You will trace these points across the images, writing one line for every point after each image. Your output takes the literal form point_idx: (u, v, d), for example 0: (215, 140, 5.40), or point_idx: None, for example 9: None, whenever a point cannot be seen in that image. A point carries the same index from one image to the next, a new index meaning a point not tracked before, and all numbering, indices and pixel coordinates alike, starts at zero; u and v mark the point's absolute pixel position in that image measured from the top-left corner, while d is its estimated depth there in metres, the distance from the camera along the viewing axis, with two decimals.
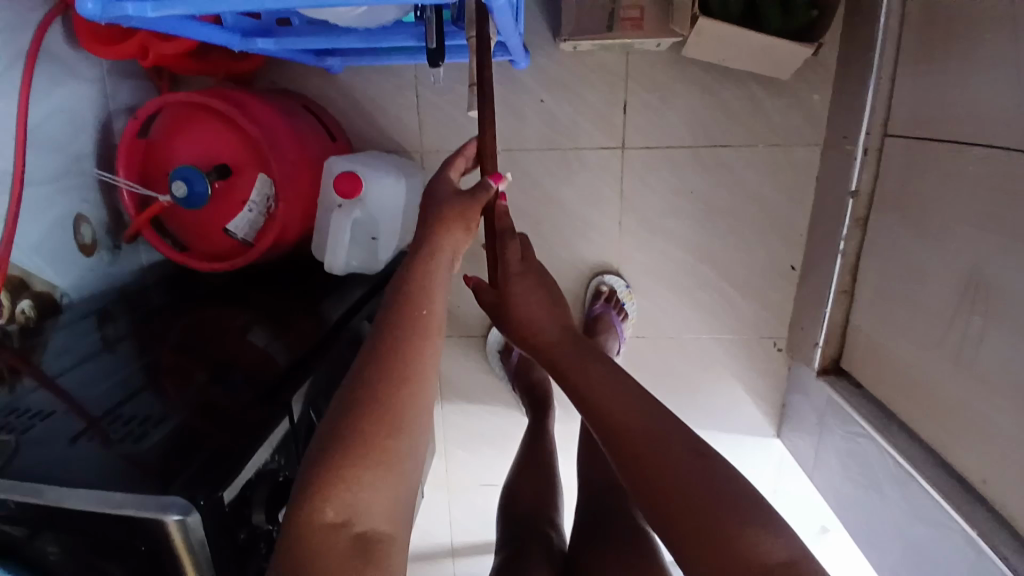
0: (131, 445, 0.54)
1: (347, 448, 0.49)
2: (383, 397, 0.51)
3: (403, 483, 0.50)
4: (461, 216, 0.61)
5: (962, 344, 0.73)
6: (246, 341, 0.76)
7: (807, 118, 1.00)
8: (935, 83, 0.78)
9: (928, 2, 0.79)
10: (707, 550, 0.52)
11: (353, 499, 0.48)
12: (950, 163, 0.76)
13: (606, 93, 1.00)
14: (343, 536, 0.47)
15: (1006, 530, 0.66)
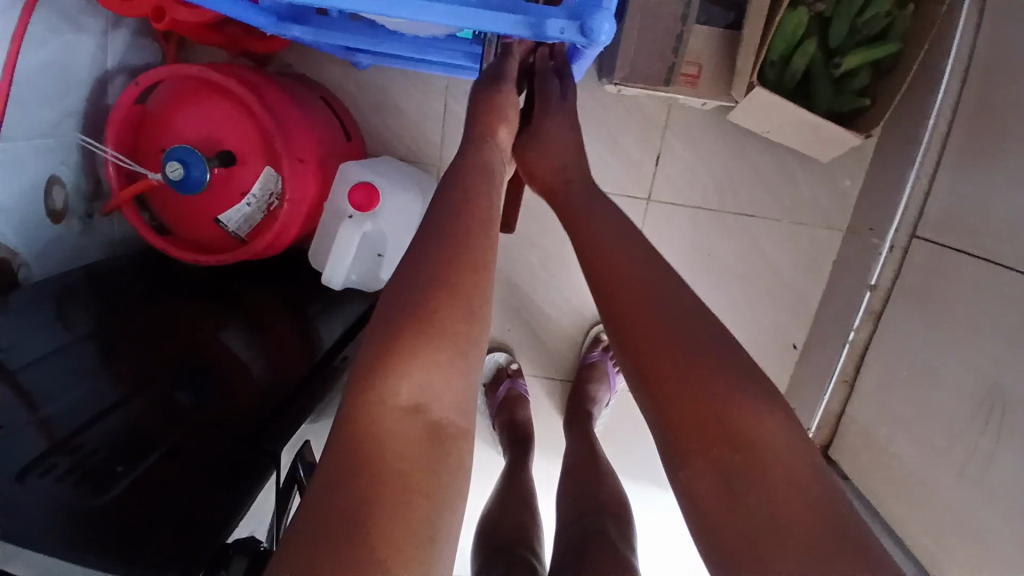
0: (100, 494, 0.52)
1: (420, 326, 0.46)
2: (452, 281, 0.48)
3: (475, 370, 0.48)
4: (500, 111, 0.63)
5: (971, 465, 0.71)
6: (227, 339, 0.73)
7: (835, 202, 0.99)
8: (972, 196, 0.77)
9: (978, 114, 0.78)
10: (702, 417, 0.45)
11: (424, 380, 0.45)
12: (979, 279, 0.75)
13: (641, 140, 0.97)
14: (417, 421, 0.45)
15: None
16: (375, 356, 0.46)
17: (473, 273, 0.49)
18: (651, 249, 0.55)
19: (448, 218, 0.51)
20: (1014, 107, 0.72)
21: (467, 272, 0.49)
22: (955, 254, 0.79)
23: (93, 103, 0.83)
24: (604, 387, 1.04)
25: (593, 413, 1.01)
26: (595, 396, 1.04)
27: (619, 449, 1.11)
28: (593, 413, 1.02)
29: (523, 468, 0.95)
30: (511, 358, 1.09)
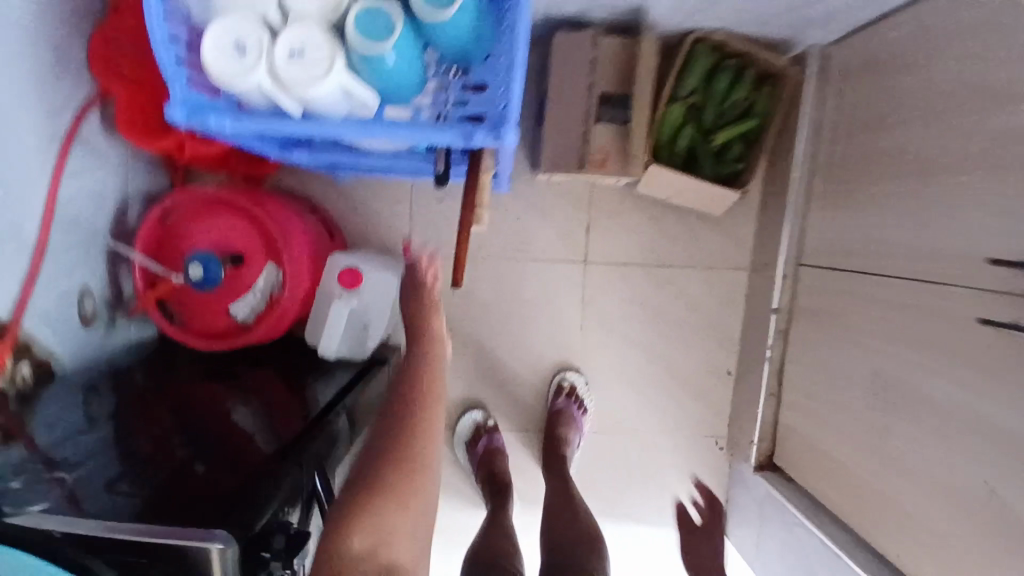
0: (152, 499, 0.60)
1: (374, 490, 0.58)
2: (397, 458, 0.63)
3: (416, 534, 0.57)
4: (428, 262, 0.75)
5: (879, 435, 0.86)
6: (224, 410, 0.83)
7: (738, 246, 1.21)
8: (837, 222, 1.00)
9: (828, 164, 1.03)
10: None
11: (379, 531, 0.54)
12: (852, 286, 0.95)
13: (573, 214, 1.18)
14: (370, 564, 0.52)
15: None
16: (336, 524, 0.55)
17: (418, 474, 0.62)
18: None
19: (395, 441, 0.65)
20: (851, 157, 0.97)
21: (410, 470, 0.62)
22: (833, 271, 1.00)
23: (116, 223, 0.99)
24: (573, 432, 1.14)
25: (567, 456, 1.12)
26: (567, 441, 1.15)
27: (592, 488, 1.23)
28: (567, 458, 1.14)
29: (509, 511, 1.05)
30: (487, 416, 1.21)
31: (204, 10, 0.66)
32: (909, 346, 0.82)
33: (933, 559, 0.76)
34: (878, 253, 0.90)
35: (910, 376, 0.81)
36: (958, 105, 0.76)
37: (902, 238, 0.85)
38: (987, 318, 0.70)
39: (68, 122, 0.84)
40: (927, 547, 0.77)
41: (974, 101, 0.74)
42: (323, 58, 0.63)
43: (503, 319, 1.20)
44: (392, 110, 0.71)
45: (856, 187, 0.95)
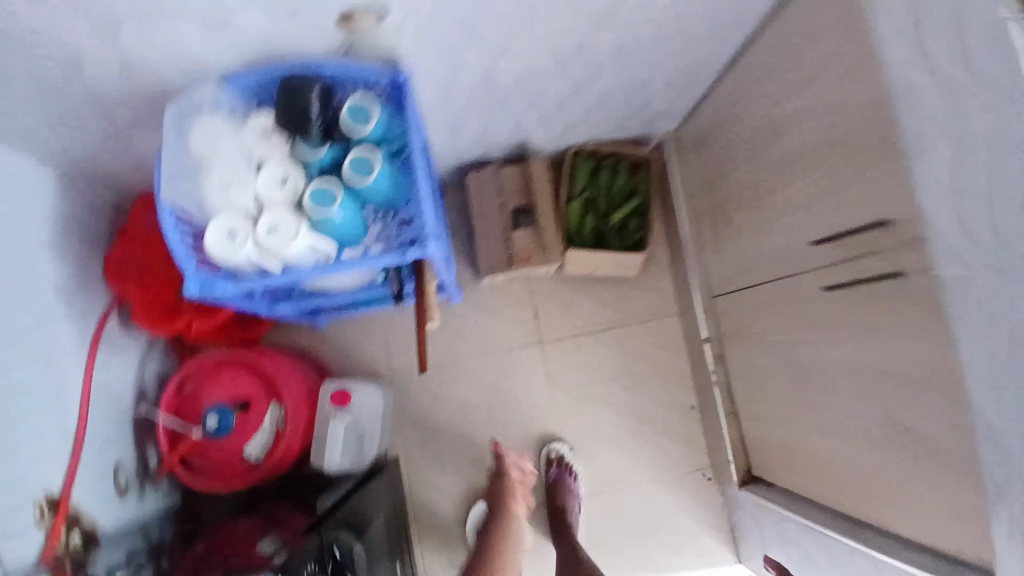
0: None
1: None
2: None
3: None
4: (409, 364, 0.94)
5: (808, 410, 1.01)
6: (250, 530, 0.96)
7: (664, 297, 1.41)
8: (724, 253, 1.22)
9: (702, 213, 1.28)
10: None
11: None
12: (750, 298, 1.15)
13: (521, 305, 1.38)
14: None
15: (892, 539, 0.89)
16: None
17: None
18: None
19: None
20: (715, 202, 1.22)
21: None
22: (735, 292, 1.21)
23: (138, 400, 1.16)
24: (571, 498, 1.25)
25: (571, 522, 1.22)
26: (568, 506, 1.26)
27: (603, 548, 1.34)
28: (570, 522, 1.23)
29: None
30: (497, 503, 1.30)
31: (200, 217, 0.90)
32: (802, 327, 1.00)
33: (876, 496, 0.90)
34: (756, 267, 1.12)
35: (813, 350, 0.98)
36: (765, 142, 1.02)
37: (767, 248, 1.07)
38: (835, 284, 0.90)
39: (91, 326, 1.05)
40: (868, 489, 0.91)
41: (770, 136, 1.01)
42: (290, 228, 0.87)
43: (484, 410, 1.34)
44: (348, 252, 0.94)
45: (726, 223, 1.20)
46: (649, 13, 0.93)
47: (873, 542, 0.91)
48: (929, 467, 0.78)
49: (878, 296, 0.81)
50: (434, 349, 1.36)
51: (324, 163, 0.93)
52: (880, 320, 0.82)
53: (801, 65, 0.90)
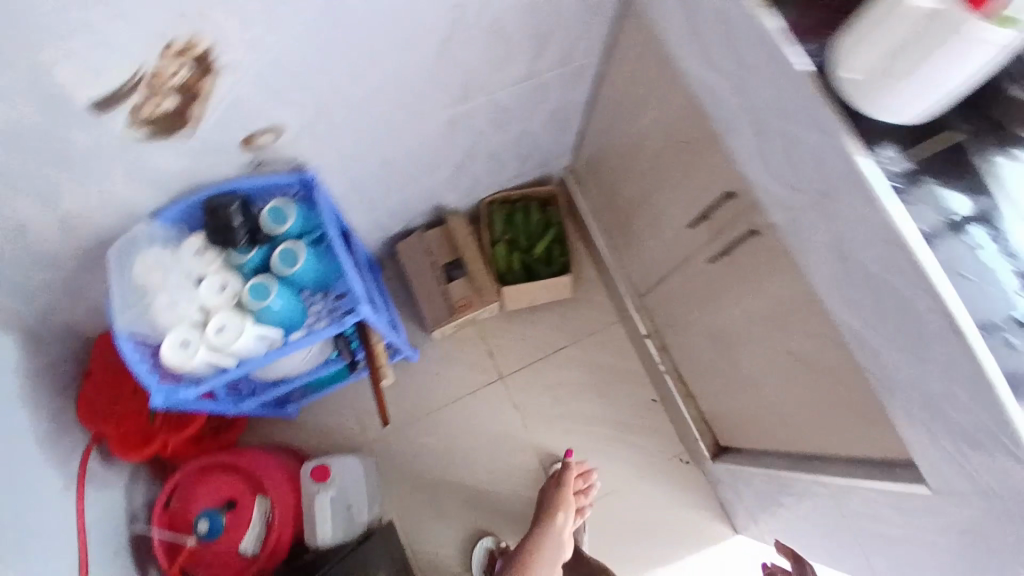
0: None
1: None
2: None
3: None
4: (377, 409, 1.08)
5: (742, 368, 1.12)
6: None
7: (603, 306, 1.52)
8: (637, 254, 1.36)
9: (611, 224, 1.42)
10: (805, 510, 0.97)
11: None
12: (668, 287, 1.28)
13: (475, 348, 1.48)
14: None
15: (833, 458, 0.99)
16: None
17: None
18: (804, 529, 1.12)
19: None
20: (618, 212, 1.36)
21: None
22: (655, 287, 1.34)
23: (131, 528, 1.21)
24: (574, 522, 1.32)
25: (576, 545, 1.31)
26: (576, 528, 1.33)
27: (609, 551, 1.41)
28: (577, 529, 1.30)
29: None
30: (496, 538, 1.36)
31: (155, 337, 1.00)
32: (714, 295, 1.12)
33: (809, 425, 1.00)
34: (665, 258, 1.25)
35: (727, 311, 1.09)
36: (638, 148, 1.17)
37: (667, 238, 1.21)
38: (725, 248, 1.03)
39: (73, 469, 1.11)
40: (802, 421, 1.02)
41: (640, 143, 1.16)
42: (237, 325, 0.98)
43: (465, 454, 1.42)
44: (295, 334, 1.04)
45: (631, 228, 1.33)
46: (507, 72, 1.11)
47: (820, 467, 1.01)
48: (836, 380, 0.89)
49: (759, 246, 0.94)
50: (405, 409, 1.44)
51: (256, 262, 1.05)
52: (764, 267, 0.94)
53: (642, 76, 1.05)
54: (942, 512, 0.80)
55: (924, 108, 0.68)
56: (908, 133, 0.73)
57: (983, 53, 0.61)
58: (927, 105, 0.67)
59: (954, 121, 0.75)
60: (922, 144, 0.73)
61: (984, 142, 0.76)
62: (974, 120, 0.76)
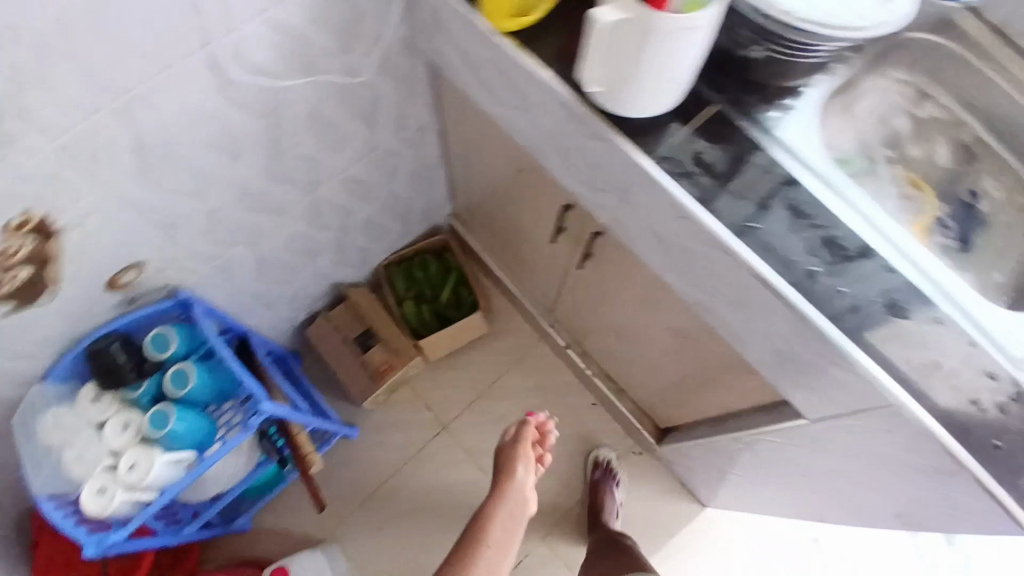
0: None
1: None
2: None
3: None
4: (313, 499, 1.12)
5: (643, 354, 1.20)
6: None
7: (523, 331, 1.58)
8: (531, 277, 1.43)
9: (502, 254, 1.48)
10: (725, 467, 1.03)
11: None
12: (564, 299, 1.36)
13: (413, 406, 1.51)
14: None
15: (734, 414, 1.07)
16: None
17: None
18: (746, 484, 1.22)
19: None
20: (503, 243, 1.43)
21: None
22: (554, 303, 1.42)
23: None
24: (609, 498, 1.41)
25: (604, 520, 1.38)
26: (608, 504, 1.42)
27: None
28: (606, 519, 1.39)
29: None
30: None
31: (73, 490, 1.06)
32: (597, 295, 1.19)
33: (708, 389, 1.07)
34: (552, 274, 1.32)
35: (612, 306, 1.16)
36: (494, 183, 1.24)
37: (546, 257, 1.28)
38: (585, 251, 1.10)
39: None
40: (701, 386, 1.09)
41: (493, 178, 1.23)
42: (146, 457, 1.04)
43: (431, 511, 1.44)
44: (208, 451, 1.07)
45: (518, 255, 1.41)
46: (348, 152, 1.17)
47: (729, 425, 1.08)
48: (706, 344, 0.96)
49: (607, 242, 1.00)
50: (360, 485, 1.45)
51: (153, 390, 1.12)
52: (618, 259, 1.01)
53: (469, 119, 1.12)
54: (824, 437, 0.88)
55: (670, 93, 0.75)
56: (676, 115, 0.80)
57: (688, 41, 0.67)
58: (670, 90, 0.74)
59: (715, 94, 0.83)
60: (692, 120, 0.80)
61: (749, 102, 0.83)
62: (738, 84, 0.83)
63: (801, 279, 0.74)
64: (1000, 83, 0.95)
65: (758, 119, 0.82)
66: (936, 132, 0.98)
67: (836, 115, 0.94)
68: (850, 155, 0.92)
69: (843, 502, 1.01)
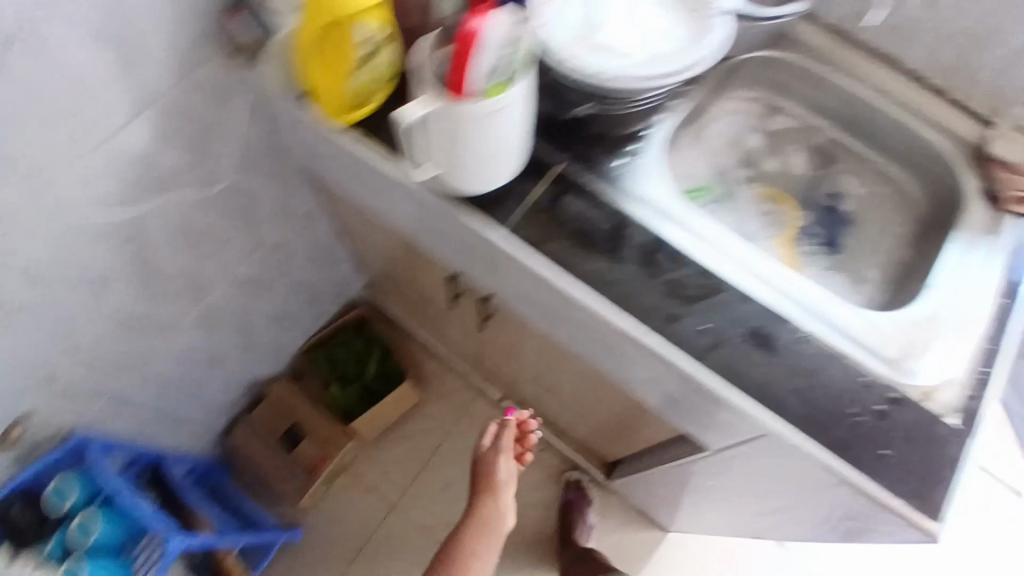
0: None
1: None
2: None
3: None
4: None
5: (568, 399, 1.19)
6: None
7: (459, 389, 1.56)
8: (450, 338, 1.42)
9: (419, 319, 1.46)
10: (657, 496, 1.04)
11: None
12: (484, 355, 1.35)
13: (358, 490, 1.47)
14: None
15: (660, 446, 1.07)
16: None
17: None
18: (690, 502, 1.22)
19: None
20: (417, 310, 1.42)
21: None
22: (479, 360, 1.41)
23: None
24: (578, 515, 1.46)
25: (574, 539, 1.43)
26: (580, 522, 1.47)
27: None
28: (578, 538, 1.44)
29: None
30: None
31: None
32: (508, 350, 1.19)
33: (628, 425, 1.08)
34: (467, 336, 1.31)
35: (525, 360, 1.16)
36: (387, 257, 1.23)
37: (455, 320, 1.27)
38: (483, 314, 1.10)
39: None
40: (623, 423, 1.09)
41: (386, 254, 1.22)
42: None
43: None
44: None
45: (433, 321, 1.40)
46: (230, 255, 1.14)
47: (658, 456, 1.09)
48: (610, 389, 0.97)
49: (499, 308, 1.01)
50: None
51: (61, 545, 1.08)
52: (512, 320, 1.01)
53: (345, 204, 1.11)
54: (733, 464, 0.89)
55: (505, 162, 0.75)
56: (523, 184, 0.81)
57: (500, 118, 0.67)
58: (503, 160, 0.74)
59: (559, 153, 0.83)
60: (538, 184, 0.81)
61: (594, 155, 0.84)
62: (581, 142, 0.84)
63: (664, 323, 0.75)
64: (843, 86, 0.93)
65: (605, 172, 0.84)
66: (790, 143, 0.99)
67: (688, 146, 0.97)
68: (709, 183, 0.96)
69: (775, 517, 1.01)
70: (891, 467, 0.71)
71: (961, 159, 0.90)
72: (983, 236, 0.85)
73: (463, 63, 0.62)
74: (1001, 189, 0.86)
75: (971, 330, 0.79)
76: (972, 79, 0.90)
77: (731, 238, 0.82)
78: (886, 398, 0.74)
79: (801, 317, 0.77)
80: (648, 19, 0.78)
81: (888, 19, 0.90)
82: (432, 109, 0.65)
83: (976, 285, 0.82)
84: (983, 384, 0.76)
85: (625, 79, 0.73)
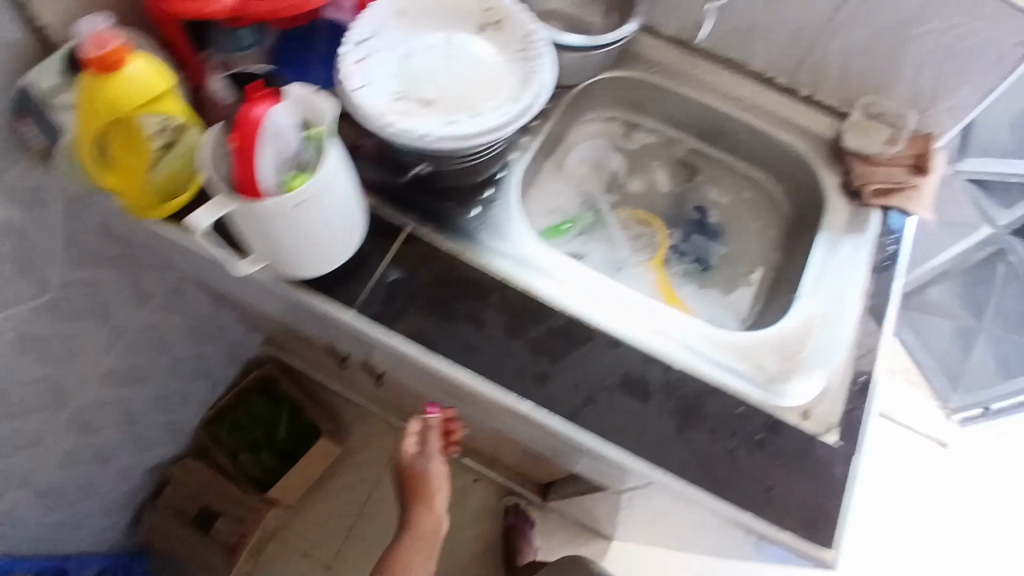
0: None
1: None
2: None
3: None
4: None
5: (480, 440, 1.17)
6: None
7: (382, 433, 1.52)
8: (359, 387, 1.37)
9: (326, 372, 1.40)
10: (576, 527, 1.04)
11: None
12: (393, 402, 1.32)
13: (288, 555, 1.44)
14: None
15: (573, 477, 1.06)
16: None
17: None
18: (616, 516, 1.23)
19: None
20: (320, 366, 1.36)
21: None
22: (392, 405, 1.38)
23: None
24: (521, 539, 1.44)
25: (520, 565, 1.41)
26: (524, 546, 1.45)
27: None
28: (523, 562, 1.42)
29: None
30: None
31: None
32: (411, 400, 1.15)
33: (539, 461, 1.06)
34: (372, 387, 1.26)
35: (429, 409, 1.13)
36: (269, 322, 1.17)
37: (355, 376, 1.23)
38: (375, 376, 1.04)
39: None
40: (535, 459, 1.08)
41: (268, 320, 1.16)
42: None
43: None
44: None
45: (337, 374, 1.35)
46: (90, 352, 1.04)
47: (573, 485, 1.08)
48: (507, 438, 0.94)
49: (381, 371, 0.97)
50: None
51: None
52: (397, 380, 0.97)
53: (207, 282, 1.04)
54: (632, 497, 0.88)
55: (332, 245, 0.69)
56: (367, 256, 0.74)
57: (309, 209, 0.61)
58: (329, 244, 0.69)
59: (403, 216, 0.78)
60: (384, 254, 0.75)
61: (442, 212, 0.79)
62: (425, 198, 0.79)
63: (535, 384, 0.71)
64: (692, 96, 0.91)
65: (454, 225, 0.79)
66: (650, 159, 0.98)
67: (549, 178, 0.95)
68: (577, 213, 0.94)
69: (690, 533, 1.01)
70: (780, 498, 0.69)
71: (817, 156, 0.88)
72: (846, 235, 0.84)
73: (245, 165, 0.55)
74: (860, 182, 0.84)
75: (840, 341, 0.78)
76: (817, 74, 0.88)
77: (594, 275, 0.80)
78: (765, 424, 0.72)
79: (669, 347, 0.76)
80: (476, 73, 0.74)
81: (724, 25, 0.88)
82: (224, 213, 0.58)
83: (843, 290, 0.81)
84: (859, 394, 0.75)
85: (440, 142, 0.68)
